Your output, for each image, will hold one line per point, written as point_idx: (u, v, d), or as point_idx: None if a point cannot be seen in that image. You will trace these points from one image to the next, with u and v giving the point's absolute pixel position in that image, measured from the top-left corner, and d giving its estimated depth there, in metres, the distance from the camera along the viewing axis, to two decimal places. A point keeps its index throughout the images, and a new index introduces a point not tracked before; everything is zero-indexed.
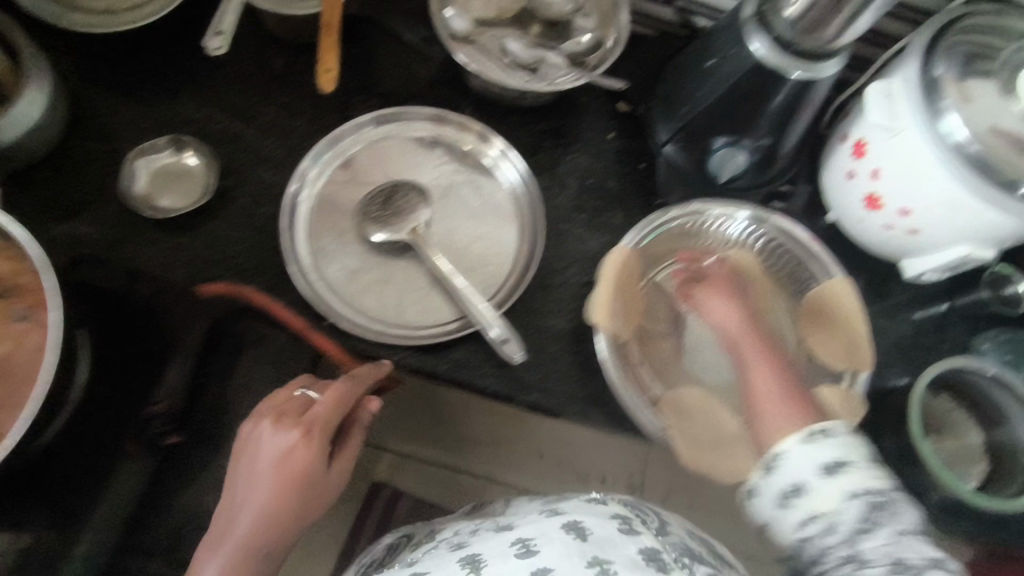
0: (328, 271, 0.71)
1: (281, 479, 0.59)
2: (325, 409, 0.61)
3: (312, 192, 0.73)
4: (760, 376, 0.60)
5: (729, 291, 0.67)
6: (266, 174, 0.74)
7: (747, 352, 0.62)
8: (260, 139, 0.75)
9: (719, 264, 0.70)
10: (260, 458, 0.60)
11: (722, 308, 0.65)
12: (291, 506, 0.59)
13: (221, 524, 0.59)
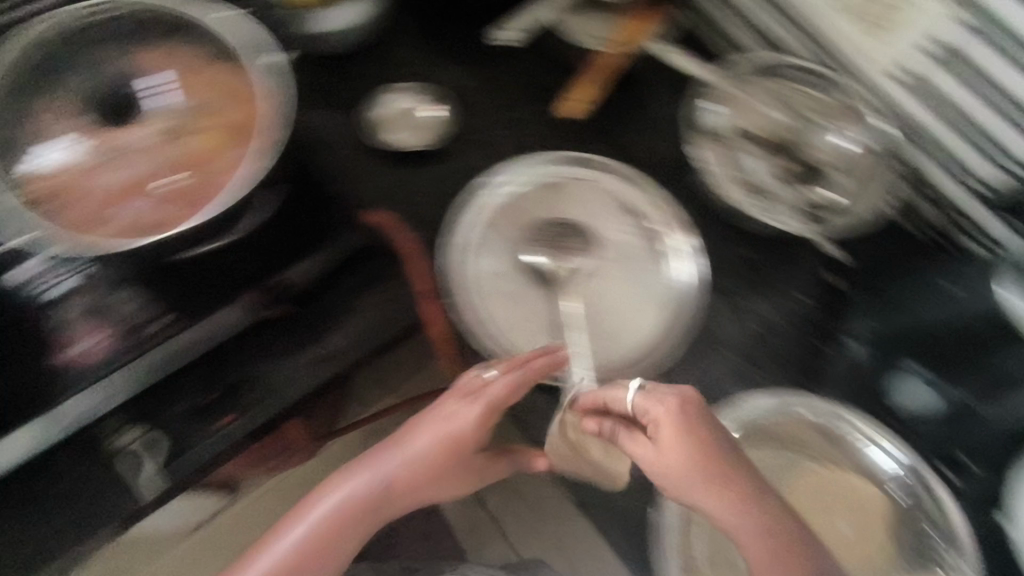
0: (478, 262, 0.73)
1: (432, 456, 0.63)
2: (503, 392, 0.62)
3: (499, 196, 0.76)
4: (751, 541, 0.51)
5: (684, 439, 0.53)
6: (478, 157, 0.79)
7: (697, 498, 0.53)
8: (491, 126, 0.80)
9: (669, 395, 0.55)
10: (440, 418, 0.63)
11: (673, 462, 0.53)
12: (431, 474, 0.63)
13: (380, 458, 0.64)
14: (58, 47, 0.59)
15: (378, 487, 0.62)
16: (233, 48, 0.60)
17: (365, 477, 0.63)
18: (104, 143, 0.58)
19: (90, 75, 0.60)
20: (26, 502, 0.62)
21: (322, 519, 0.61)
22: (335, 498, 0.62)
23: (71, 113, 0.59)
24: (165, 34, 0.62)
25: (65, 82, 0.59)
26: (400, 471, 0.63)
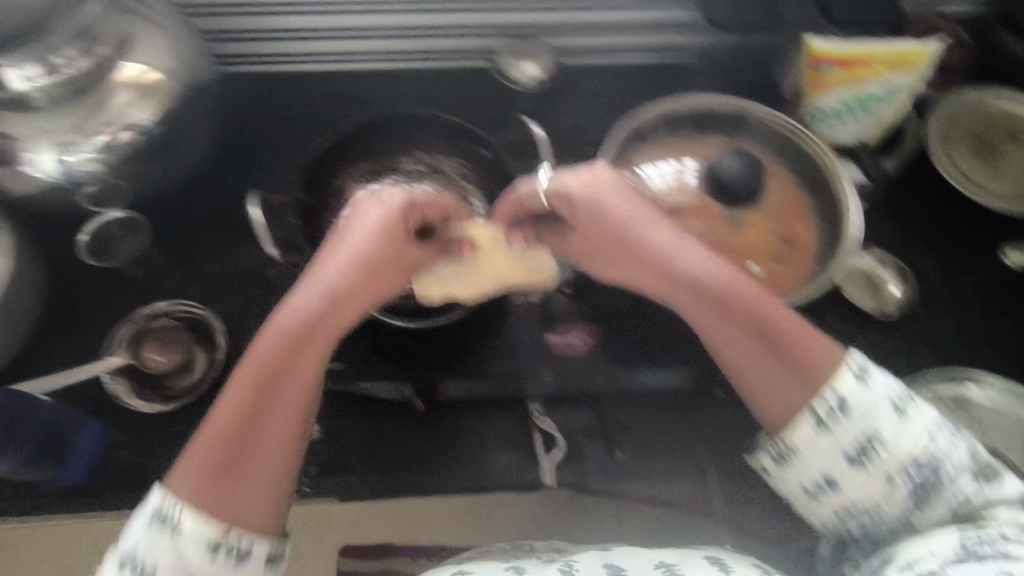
0: None
1: (382, 240, 0.53)
2: (429, 207, 0.57)
3: (952, 400, 0.73)
4: (719, 324, 0.52)
5: (679, 250, 0.54)
6: (918, 349, 0.80)
7: (649, 286, 0.56)
8: (942, 327, 0.81)
9: (673, 246, 0.54)
10: (354, 233, 0.53)
11: (693, 264, 0.53)
12: (364, 276, 0.52)
13: (294, 299, 0.51)
14: (669, 113, 0.71)
15: (308, 306, 0.51)
16: (804, 177, 0.69)
17: (295, 294, 0.52)
18: (665, 200, 0.68)
19: (670, 144, 0.71)
20: (453, 431, 0.71)
21: (305, 296, 0.51)
22: (290, 313, 0.50)
23: (645, 165, 0.69)
24: (748, 137, 0.71)
25: (657, 144, 0.71)
26: (298, 321, 0.50)
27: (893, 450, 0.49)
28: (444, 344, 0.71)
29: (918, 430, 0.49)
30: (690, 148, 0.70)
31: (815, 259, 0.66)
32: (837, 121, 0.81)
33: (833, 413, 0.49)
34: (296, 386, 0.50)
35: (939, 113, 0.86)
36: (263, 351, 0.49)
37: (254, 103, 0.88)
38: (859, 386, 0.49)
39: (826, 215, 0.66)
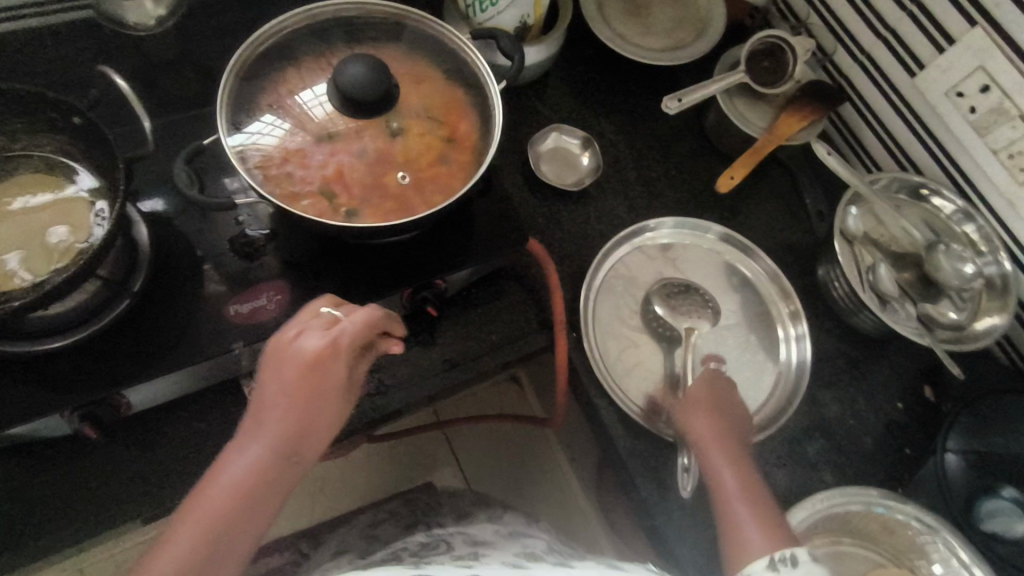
0: (602, 305, 0.78)
1: (337, 393, 0.55)
2: (361, 327, 0.57)
3: (649, 244, 0.82)
4: (722, 464, 0.62)
5: (352, 140, 0.61)
6: (619, 213, 0.83)
7: (342, 156, 0.61)
8: (634, 185, 0.85)
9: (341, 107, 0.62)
10: (322, 390, 0.54)
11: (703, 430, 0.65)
12: (299, 422, 0.53)
13: (228, 481, 0.50)
14: (313, 29, 0.65)
15: (257, 480, 0.51)
16: (460, 72, 0.66)
17: (246, 480, 0.50)
18: (316, 128, 0.61)
19: (309, 64, 0.64)
20: (159, 444, 0.64)
21: (262, 458, 0.51)
22: (246, 456, 0.52)
23: (293, 93, 0.62)
24: (408, 46, 0.67)
25: (305, 67, 0.63)
26: (252, 475, 0.51)
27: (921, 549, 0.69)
28: (105, 351, 0.59)
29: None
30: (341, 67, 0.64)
31: (478, 152, 0.63)
32: (492, 5, 0.78)
33: None
34: (232, 549, 0.49)
35: None
36: (217, 500, 0.49)
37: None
38: None
39: (484, 117, 0.64)
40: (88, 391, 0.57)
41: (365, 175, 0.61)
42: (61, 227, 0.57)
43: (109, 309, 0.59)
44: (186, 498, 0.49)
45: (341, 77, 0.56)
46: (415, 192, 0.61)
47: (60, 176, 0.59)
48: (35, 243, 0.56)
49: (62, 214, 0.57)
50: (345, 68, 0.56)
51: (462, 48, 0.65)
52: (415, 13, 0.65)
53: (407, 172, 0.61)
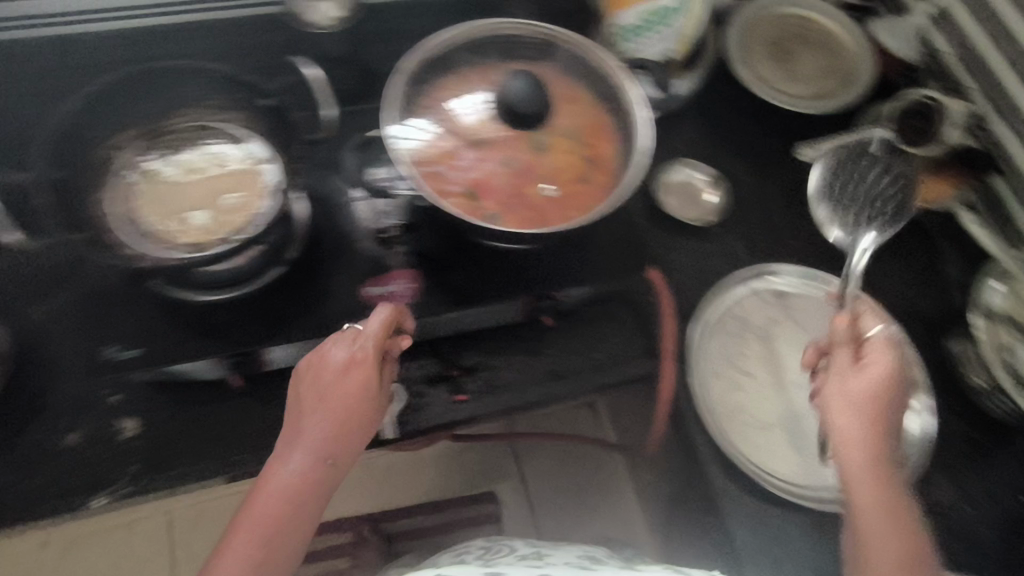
0: (711, 342, 0.77)
1: (366, 401, 0.59)
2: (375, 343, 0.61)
3: (767, 288, 0.80)
4: (868, 507, 0.55)
5: (501, 151, 0.65)
6: (739, 253, 0.83)
7: (490, 163, 0.65)
8: (758, 227, 0.85)
9: (495, 118, 0.67)
10: (329, 400, 0.58)
11: (854, 468, 0.56)
12: (341, 427, 0.58)
13: (281, 485, 0.56)
14: (474, 41, 0.68)
15: (303, 484, 0.56)
16: (608, 97, 0.68)
17: (296, 485, 0.56)
18: (468, 135, 0.66)
19: (468, 77, 0.69)
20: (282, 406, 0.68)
21: (307, 465, 0.57)
22: (295, 462, 0.57)
23: (448, 103, 0.67)
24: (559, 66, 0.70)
25: (464, 76, 0.69)
26: (300, 480, 0.56)
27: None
28: (258, 310, 0.66)
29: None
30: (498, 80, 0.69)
31: (617, 176, 0.65)
32: (648, 33, 0.81)
33: None
34: (286, 548, 0.55)
35: (737, 26, 0.90)
36: (268, 505, 0.55)
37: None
38: None
39: (627, 142, 0.67)
40: (241, 342, 0.64)
41: (509, 183, 0.64)
42: (241, 193, 0.63)
43: (264, 274, 0.65)
44: (242, 503, 0.56)
45: (508, 92, 0.59)
46: (555, 205, 0.64)
47: (241, 146, 0.65)
48: (218, 205, 0.62)
49: (241, 180, 0.64)
50: (512, 84, 0.59)
51: (613, 73, 0.67)
52: (571, 36, 0.68)
53: (551, 186, 0.64)
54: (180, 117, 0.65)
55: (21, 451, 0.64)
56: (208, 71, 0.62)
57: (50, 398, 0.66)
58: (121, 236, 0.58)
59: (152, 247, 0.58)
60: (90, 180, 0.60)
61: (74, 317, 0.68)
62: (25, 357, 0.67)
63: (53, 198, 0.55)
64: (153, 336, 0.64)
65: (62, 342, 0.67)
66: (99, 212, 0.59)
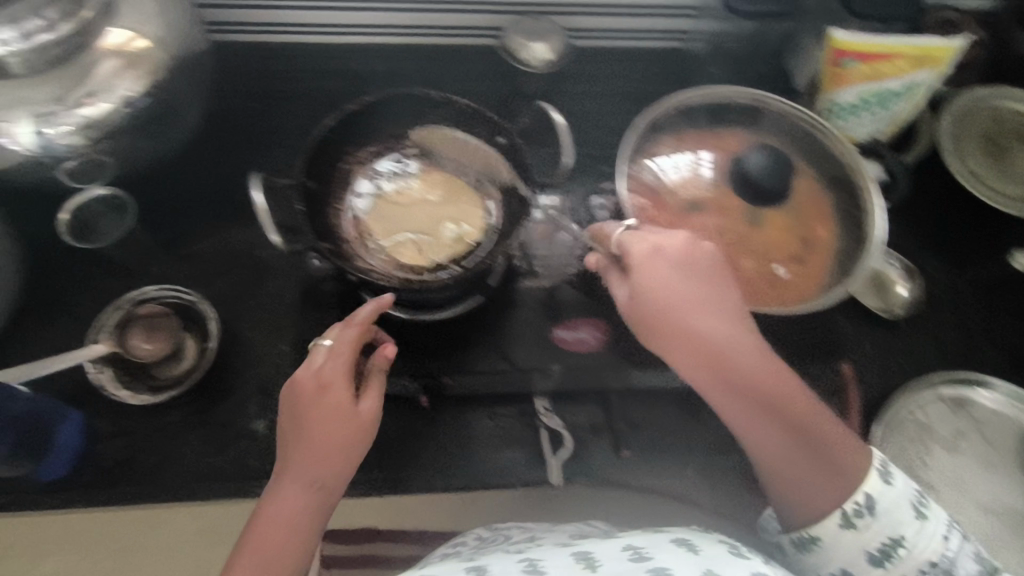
0: (890, 444, 0.73)
1: (353, 421, 0.55)
2: (331, 361, 0.56)
3: (954, 395, 0.76)
4: (760, 423, 0.52)
5: (717, 217, 0.64)
6: (924, 353, 0.79)
7: (703, 228, 0.64)
8: (947, 328, 0.81)
9: (712, 180, 0.66)
10: (318, 421, 0.54)
11: (732, 335, 0.53)
12: (325, 453, 0.54)
13: (274, 522, 0.52)
14: (688, 107, 0.69)
15: (296, 519, 0.52)
16: (831, 174, 0.66)
17: (289, 520, 0.52)
18: (680, 196, 0.66)
19: (684, 137, 0.68)
20: (450, 431, 0.68)
21: (292, 498, 0.53)
22: (284, 495, 0.53)
23: (656, 160, 0.67)
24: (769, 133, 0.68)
25: (677, 136, 0.68)
26: (291, 513, 0.52)
27: (916, 554, 0.51)
28: (454, 336, 0.68)
29: (933, 533, 0.51)
30: (710, 143, 0.68)
31: (836, 260, 0.63)
32: (856, 116, 0.80)
33: (858, 511, 0.52)
34: None
35: (952, 111, 0.84)
36: (263, 544, 0.51)
37: (249, 78, 0.86)
38: (915, 525, 0.51)
39: (847, 224, 0.64)
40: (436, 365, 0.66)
41: (726, 253, 0.63)
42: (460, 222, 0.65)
43: (463, 301, 0.67)
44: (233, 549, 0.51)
45: (747, 166, 0.58)
46: (782, 285, 0.63)
47: (460, 173, 0.67)
48: (437, 231, 0.64)
49: (459, 209, 0.65)
50: (752, 158, 0.58)
51: (841, 150, 0.65)
52: (795, 106, 0.66)
53: (777, 264, 0.63)
54: (411, 141, 0.67)
55: (216, 428, 0.67)
56: (449, 102, 0.63)
57: (246, 383, 0.70)
58: (350, 250, 0.61)
59: (377, 265, 0.62)
60: (329, 191, 0.63)
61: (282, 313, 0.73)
62: (230, 341, 0.72)
63: (305, 207, 0.58)
64: (355, 346, 0.66)
65: (265, 334, 0.72)
66: (333, 223, 0.62)
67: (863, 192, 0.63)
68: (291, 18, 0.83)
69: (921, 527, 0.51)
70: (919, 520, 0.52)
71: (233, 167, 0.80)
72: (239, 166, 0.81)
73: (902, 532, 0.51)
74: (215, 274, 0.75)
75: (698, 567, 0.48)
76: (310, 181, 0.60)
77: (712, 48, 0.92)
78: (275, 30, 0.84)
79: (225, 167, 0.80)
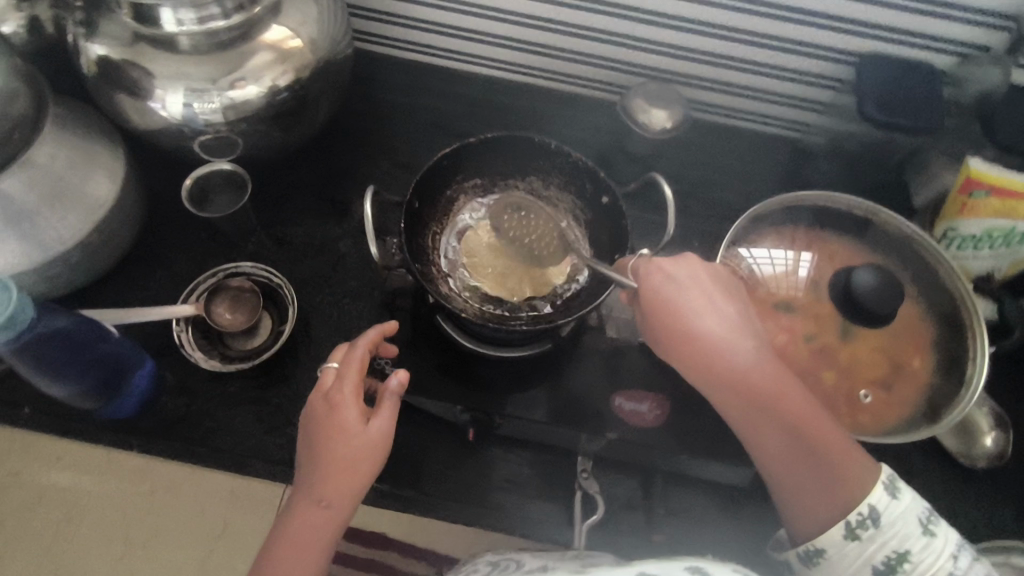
0: None
1: (358, 439, 0.56)
2: (345, 381, 0.58)
3: None
4: (765, 426, 0.53)
5: (805, 322, 0.62)
6: (1005, 516, 0.72)
7: (790, 331, 0.62)
8: None
9: (809, 283, 0.63)
10: (325, 439, 0.56)
11: (750, 359, 0.54)
12: (331, 468, 0.55)
13: (287, 534, 0.55)
14: (794, 207, 0.67)
15: (305, 530, 0.55)
16: (937, 303, 0.62)
17: (296, 531, 0.55)
18: (773, 292, 0.63)
19: (787, 234, 0.67)
20: (490, 468, 0.69)
21: (303, 511, 0.55)
22: (295, 506, 0.56)
23: (754, 252, 0.65)
24: (880, 247, 0.65)
25: (779, 231, 0.67)
26: (301, 527, 0.55)
27: (922, 571, 0.47)
28: (514, 375, 0.67)
29: (939, 551, 0.48)
30: (815, 246, 0.65)
31: (924, 394, 0.60)
32: (974, 249, 0.76)
33: (860, 522, 0.49)
34: None
35: None
36: (275, 554, 0.54)
37: (379, 90, 0.90)
38: (922, 541, 0.48)
39: (943, 361, 0.60)
40: (489, 400, 0.66)
41: (807, 362, 0.61)
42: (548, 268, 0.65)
43: (532, 346, 0.66)
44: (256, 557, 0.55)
45: (854, 283, 0.55)
46: (865, 413, 0.60)
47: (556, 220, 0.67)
48: (521, 273, 0.65)
49: (548, 255, 0.66)
50: (860, 274, 0.56)
51: (952, 280, 0.62)
52: (909, 226, 0.64)
53: (864, 390, 0.60)
54: (519, 181, 0.69)
55: (269, 409, 0.70)
56: (564, 154, 0.65)
57: (307, 370, 0.73)
58: (438, 274, 0.64)
59: (459, 293, 0.64)
60: (431, 213, 0.65)
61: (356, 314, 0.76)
62: (302, 328, 0.75)
63: (405, 225, 0.61)
64: (418, 364, 0.67)
65: (335, 329, 0.75)
66: (427, 245, 0.64)
67: (966, 334, 0.60)
68: (429, 41, 0.87)
69: (928, 543, 0.48)
70: (924, 535, 0.48)
71: (346, 168, 0.85)
72: (351, 168, 0.85)
73: (907, 544, 0.48)
74: (304, 263, 0.79)
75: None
76: (416, 201, 0.63)
77: (833, 145, 0.90)
78: (412, 48, 0.89)
79: (340, 167, 0.85)
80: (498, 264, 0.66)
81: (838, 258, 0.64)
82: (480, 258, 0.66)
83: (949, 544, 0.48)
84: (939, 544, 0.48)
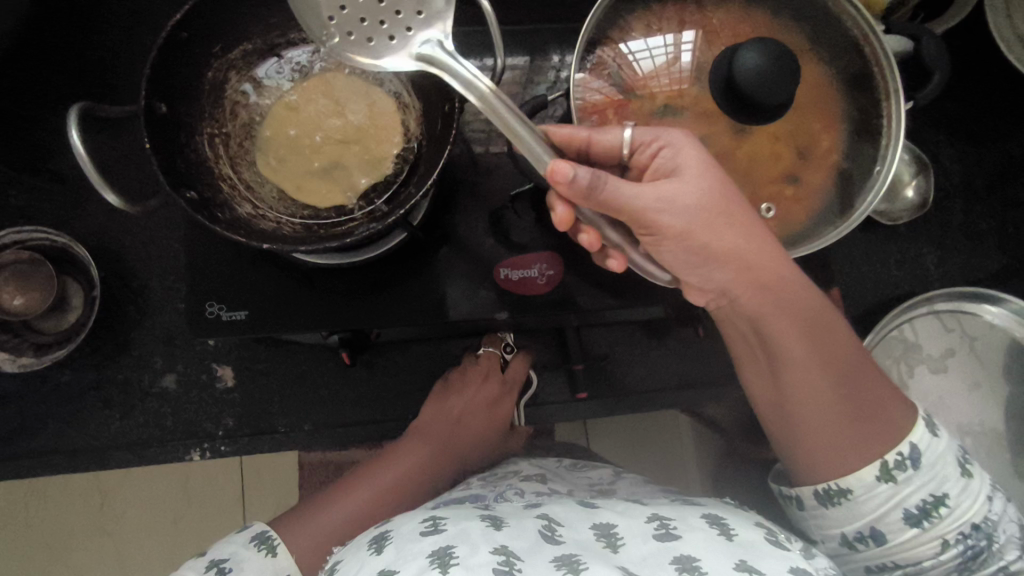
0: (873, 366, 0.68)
1: (466, 415, 0.61)
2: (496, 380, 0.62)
3: (947, 307, 0.68)
4: (787, 342, 0.44)
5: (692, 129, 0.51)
6: (924, 264, 0.70)
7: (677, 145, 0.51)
8: (955, 233, 0.71)
9: (689, 72, 0.50)
10: (445, 406, 0.61)
11: (737, 235, 0.42)
12: (439, 440, 0.60)
13: (370, 488, 0.57)
14: None
15: (390, 494, 0.56)
16: (848, 60, 0.50)
17: (382, 492, 0.56)
18: (650, 94, 0.51)
19: (658, 11, 0.52)
20: (386, 375, 0.63)
21: (389, 475, 0.57)
22: (388, 466, 0.58)
23: (624, 47, 0.51)
24: (774, 4, 0.51)
25: (650, 10, 0.52)
26: (390, 483, 0.57)
27: (959, 515, 0.43)
28: (382, 278, 0.57)
29: (975, 493, 0.44)
30: (692, 19, 0.51)
31: (839, 183, 0.51)
32: None
33: (899, 463, 0.43)
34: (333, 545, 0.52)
35: None
36: (352, 502, 0.55)
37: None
38: (960, 483, 0.43)
39: (860, 133, 0.51)
40: (358, 316, 0.56)
41: None
42: (371, 143, 0.51)
43: (386, 241, 0.55)
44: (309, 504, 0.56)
45: (740, 68, 0.43)
46: (772, 222, 0.52)
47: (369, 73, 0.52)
48: (341, 157, 0.51)
49: (368, 127, 0.51)
50: (743, 55, 0.43)
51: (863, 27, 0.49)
52: None
53: (762, 199, 0.52)
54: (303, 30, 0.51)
55: (120, 388, 0.60)
56: None
57: (146, 331, 0.61)
58: (237, 189, 0.49)
59: (271, 207, 0.50)
60: (196, 111, 0.49)
61: (175, 250, 0.62)
62: (118, 283, 0.61)
63: (151, 139, 0.43)
64: (259, 298, 0.55)
65: (158, 274, 0.61)
66: (205, 156, 0.48)
67: (879, 86, 0.49)
68: None
69: (966, 486, 0.43)
70: (963, 477, 0.44)
71: (79, 56, 0.61)
72: (86, 57, 0.61)
73: (945, 488, 0.43)
74: (87, 202, 0.61)
75: (727, 560, 0.38)
76: (161, 103, 0.45)
77: None
78: None
79: (69, 56, 0.61)
80: (307, 152, 0.51)
81: (721, 28, 0.51)
82: (284, 152, 0.51)
83: (985, 485, 0.44)
84: (977, 486, 0.44)
